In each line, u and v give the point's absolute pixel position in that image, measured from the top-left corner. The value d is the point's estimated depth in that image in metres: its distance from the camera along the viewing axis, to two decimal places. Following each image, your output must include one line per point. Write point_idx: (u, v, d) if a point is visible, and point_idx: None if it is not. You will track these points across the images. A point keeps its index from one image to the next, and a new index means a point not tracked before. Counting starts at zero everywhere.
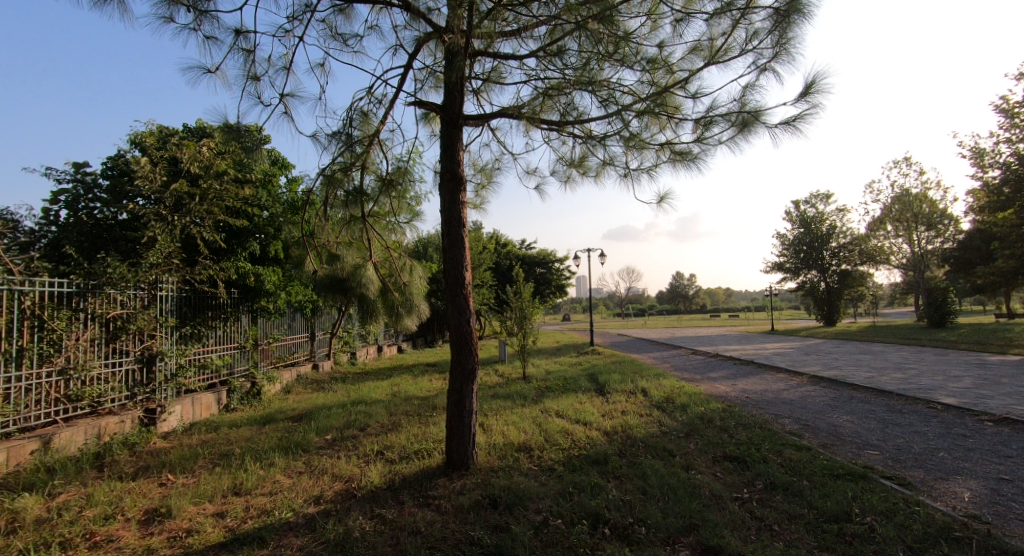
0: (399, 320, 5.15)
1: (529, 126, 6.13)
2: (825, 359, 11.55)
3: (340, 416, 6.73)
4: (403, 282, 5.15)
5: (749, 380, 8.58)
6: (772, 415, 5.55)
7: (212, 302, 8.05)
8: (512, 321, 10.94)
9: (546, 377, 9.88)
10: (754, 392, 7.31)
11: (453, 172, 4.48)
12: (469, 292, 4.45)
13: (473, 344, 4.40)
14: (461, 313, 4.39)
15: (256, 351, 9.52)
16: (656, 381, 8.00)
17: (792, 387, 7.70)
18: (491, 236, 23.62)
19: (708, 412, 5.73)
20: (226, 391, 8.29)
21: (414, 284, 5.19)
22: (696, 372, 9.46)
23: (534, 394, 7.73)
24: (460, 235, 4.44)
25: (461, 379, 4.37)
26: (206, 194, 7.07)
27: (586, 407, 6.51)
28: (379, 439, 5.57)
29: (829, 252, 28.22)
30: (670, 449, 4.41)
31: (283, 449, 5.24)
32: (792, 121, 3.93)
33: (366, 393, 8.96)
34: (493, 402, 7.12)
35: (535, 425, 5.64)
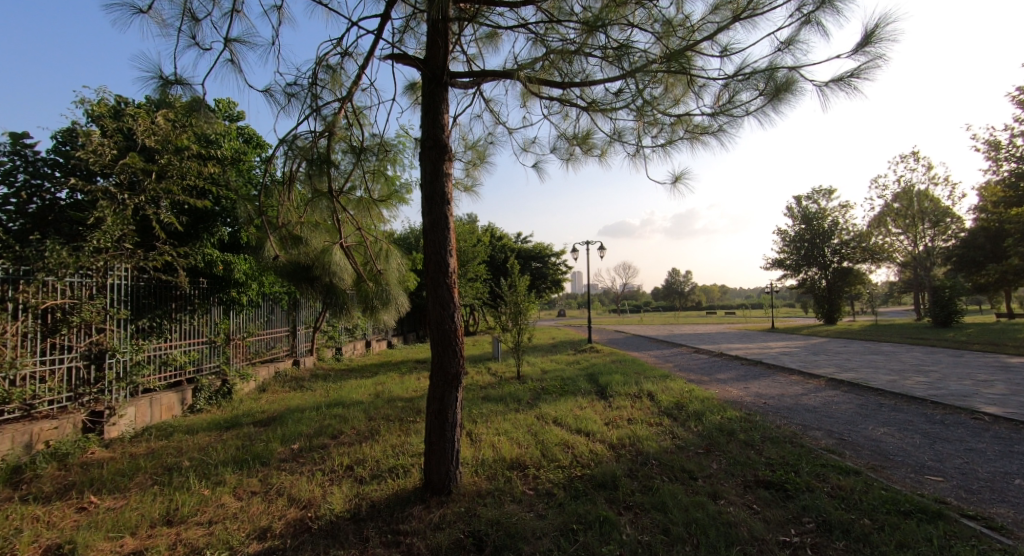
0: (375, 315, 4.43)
1: (527, 97, 5.44)
2: (837, 360, 10.92)
3: (311, 421, 6.01)
4: (379, 271, 4.42)
5: (761, 382, 7.94)
6: (799, 426, 4.89)
7: (174, 291, 7.30)
8: (506, 316, 10.24)
9: (541, 376, 9.20)
10: (770, 397, 6.65)
11: (435, 138, 3.74)
12: (454, 281, 3.74)
13: (457, 344, 3.70)
14: (445, 307, 3.68)
15: (229, 347, 8.80)
16: (661, 384, 7.33)
17: (811, 391, 7.06)
18: (486, 230, 22.94)
19: (726, 421, 5.06)
20: (192, 390, 7.58)
21: (391, 273, 4.47)
22: (703, 374, 8.80)
23: (528, 397, 7.03)
24: (443, 214, 3.72)
25: (443, 384, 3.67)
26: (164, 170, 6.32)
27: (587, 413, 5.84)
28: (351, 450, 4.86)
29: (831, 249, 27.67)
30: (689, 469, 3.75)
31: (237, 463, 4.52)
32: (848, 77, 3.23)
33: (347, 393, 8.24)
34: (484, 406, 6.44)
35: (530, 436, 4.95)
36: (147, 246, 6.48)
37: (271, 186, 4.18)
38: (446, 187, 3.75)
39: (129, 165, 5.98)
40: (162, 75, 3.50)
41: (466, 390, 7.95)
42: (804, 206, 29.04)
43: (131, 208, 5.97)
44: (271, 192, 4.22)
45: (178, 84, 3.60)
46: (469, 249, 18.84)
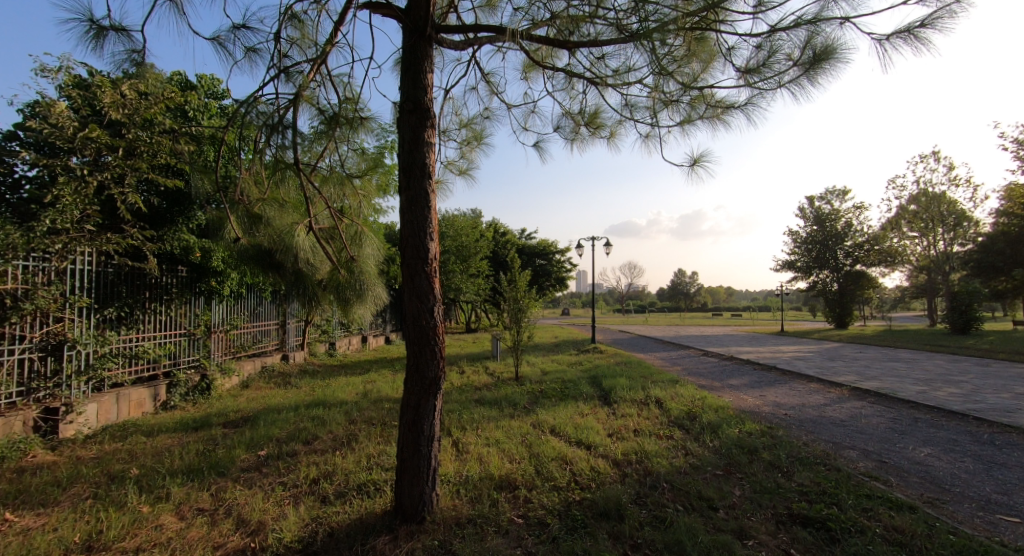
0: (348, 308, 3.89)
1: (529, 69, 4.90)
2: (855, 367, 10.30)
3: (285, 425, 5.46)
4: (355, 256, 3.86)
5: (778, 390, 7.34)
6: (830, 444, 4.29)
7: (147, 279, 6.81)
8: (505, 313, 9.70)
9: (541, 377, 8.64)
10: (790, 407, 6.05)
11: (415, 101, 3.17)
12: (434, 270, 3.18)
13: (436, 344, 3.14)
14: (424, 298, 3.14)
15: (210, 339, 8.29)
16: (670, 389, 6.74)
17: (835, 401, 6.45)
18: (489, 225, 22.36)
19: (746, 436, 4.48)
20: (166, 385, 7.08)
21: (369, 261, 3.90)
22: (714, 380, 8.19)
23: (525, 402, 6.45)
24: (424, 190, 3.16)
25: (418, 391, 3.12)
26: (133, 146, 5.78)
27: (589, 422, 5.26)
28: (323, 461, 4.31)
29: (844, 252, 26.90)
30: (708, 496, 3.17)
31: (189, 473, 3.97)
32: (917, 27, 2.66)
33: (332, 392, 7.71)
34: (475, 410, 5.89)
35: (523, 449, 4.38)
36: (112, 229, 5.94)
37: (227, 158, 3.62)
38: (428, 159, 3.19)
39: (92, 139, 5.43)
40: (92, 18, 2.94)
41: (459, 392, 7.40)
42: (817, 207, 28.25)
43: (94, 185, 5.42)
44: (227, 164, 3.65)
45: (113, 31, 3.04)
46: (471, 245, 18.30)
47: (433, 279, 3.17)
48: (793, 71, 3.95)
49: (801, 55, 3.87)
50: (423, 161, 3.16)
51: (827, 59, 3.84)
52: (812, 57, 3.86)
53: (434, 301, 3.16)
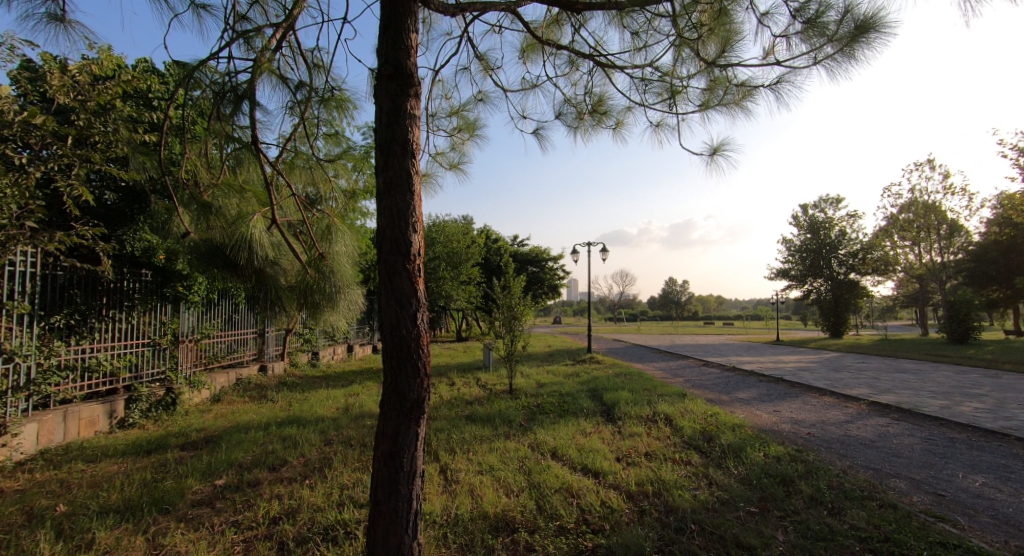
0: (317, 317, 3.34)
1: (530, 51, 4.42)
2: (863, 378, 9.85)
3: (252, 447, 4.84)
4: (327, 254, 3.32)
5: (791, 404, 6.85)
6: (870, 471, 3.78)
7: (105, 284, 6.21)
8: (498, 321, 9.15)
9: (537, 390, 8.08)
10: (811, 425, 5.55)
11: (396, 65, 2.63)
12: (418, 268, 2.63)
13: (419, 358, 2.58)
14: (407, 302, 2.58)
15: (178, 350, 7.62)
16: (678, 405, 6.22)
17: (856, 418, 5.95)
18: (480, 232, 21.84)
19: (773, 461, 3.96)
20: (125, 401, 6.42)
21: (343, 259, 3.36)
22: (721, 393, 7.70)
23: (521, 419, 5.88)
24: (405, 171, 2.61)
25: (397, 415, 2.55)
26: (85, 135, 5.17)
27: (594, 443, 4.72)
28: (288, 493, 3.69)
29: (838, 260, 26.71)
30: (749, 545, 2.63)
31: (125, 511, 3.34)
32: None
33: (309, 407, 7.08)
34: (466, 429, 5.31)
35: (521, 478, 3.81)
36: (59, 228, 5.31)
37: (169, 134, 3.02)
38: (412, 134, 2.64)
39: (36, 125, 4.73)
40: None
41: (448, 407, 6.81)
42: (811, 215, 28.08)
43: (37, 177, 4.72)
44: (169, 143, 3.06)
45: None
46: (462, 251, 17.75)
47: (417, 279, 2.62)
48: (828, 47, 3.49)
49: (840, 28, 3.41)
50: (406, 136, 2.62)
51: (868, 33, 3.37)
52: (850, 32, 3.40)
53: (417, 307, 2.61)
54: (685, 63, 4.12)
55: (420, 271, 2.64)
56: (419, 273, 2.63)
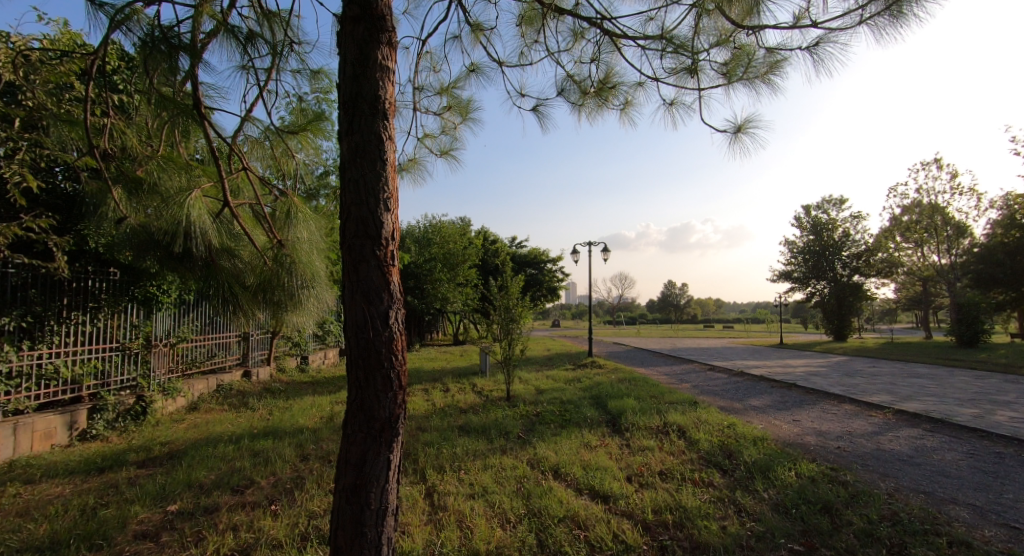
0: (278, 317, 2.85)
1: (529, 22, 3.95)
2: (878, 384, 9.36)
3: (217, 466, 4.30)
4: (289, 240, 2.81)
5: (810, 413, 6.37)
6: (922, 494, 3.28)
7: (65, 283, 5.70)
8: (495, 324, 8.63)
9: (536, 397, 7.58)
10: (837, 437, 5.05)
11: (364, 5, 2.14)
12: (391, 254, 2.13)
13: (392, 366, 2.08)
14: (377, 299, 2.07)
15: (151, 354, 7.10)
16: (690, 414, 5.72)
17: (884, 428, 5.46)
18: (478, 234, 21.42)
19: (809, 481, 3.46)
20: (88, 410, 5.90)
21: (307, 245, 2.85)
22: (733, 401, 7.20)
23: (519, 431, 5.35)
24: (375, 136, 2.11)
25: (364, 438, 2.04)
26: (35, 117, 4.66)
27: (601, 460, 4.21)
28: (247, 522, 3.18)
29: (841, 262, 26.28)
30: None
31: (49, 549, 2.82)
32: None
33: (291, 416, 6.56)
34: (459, 443, 4.81)
35: (518, 503, 3.31)
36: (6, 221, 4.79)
37: (90, 94, 2.51)
38: (384, 90, 2.14)
39: None
40: None
41: (440, 417, 6.30)
42: (814, 216, 27.67)
43: None
44: (90, 105, 2.55)
45: None
46: (458, 252, 17.28)
47: (390, 270, 2.12)
48: (872, 6, 3.01)
49: None
50: (376, 92, 2.12)
51: None
52: None
53: (390, 304, 2.11)
54: (703, 33, 3.64)
55: (394, 259, 2.14)
56: (392, 262, 2.12)
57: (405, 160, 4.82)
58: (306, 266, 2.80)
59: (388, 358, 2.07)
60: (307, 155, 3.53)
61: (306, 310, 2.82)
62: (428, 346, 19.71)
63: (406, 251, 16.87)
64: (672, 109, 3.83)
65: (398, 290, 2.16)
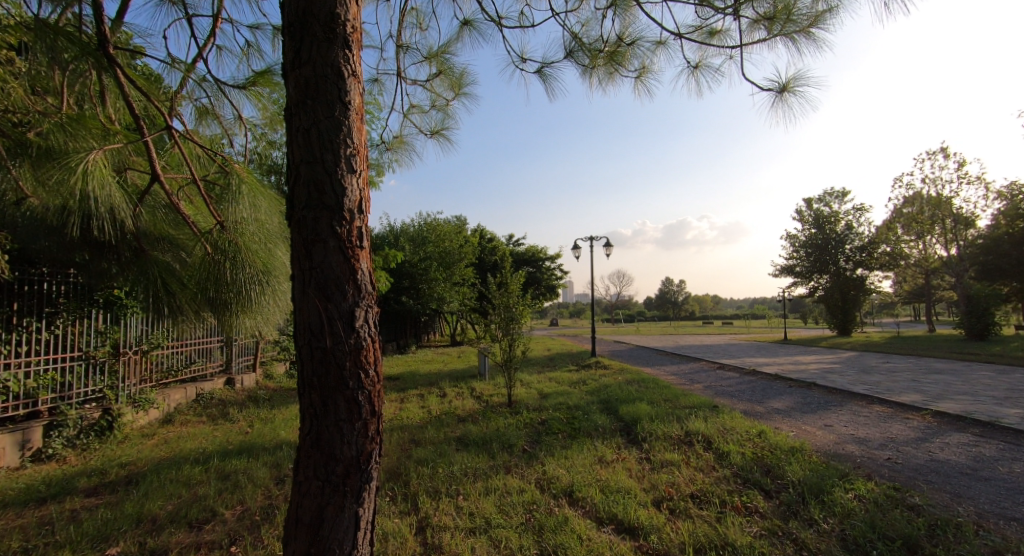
0: (225, 320, 2.27)
1: None
2: (900, 381, 8.83)
3: (177, 494, 3.73)
4: (234, 220, 2.22)
5: (840, 416, 5.84)
6: (1015, 521, 2.74)
7: (14, 286, 5.09)
8: (493, 324, 8.07)
9: (540, 402, 7.03)
10: (881, 445, 4.52)
11: None
12: (358, 230, 1.55)
13: (360, 386, 1.50)
14: (337, 293, 1.49)
15: (121, 364, 6.51)
16: (711, 421, 5.18)
17: (929, 433, 4.93)
18: (475, 232, 20.96)
19: (874, 505, 2.90)
20: (43, 428, 5.30)
21: (257, 227, 2.26)
22: (753, 403, 6.66)
23: (524, 444, 4.78)
24: (333, 67, 1.53)
25: (322, 487, 1.47)
26: None
27: (621, 480, 3.65)
28: None
29: (844, 256, 25.84)
30: None
31: None
32: None
33: (273, 429, 5.98)
34: (457, 459, 4.24)
35: (529, 540, 2.75)
36: None
37: None
38: (344, 7, 1.58)
39: None
40: None
41: (436, 428, 5.74)
42: (815, 210, 27.23)
43: None
44: None
45: None
46: (454, 250, 16.70)
47: (356, 253, 1.54)
48: None
49: None
50: (333, 10, 1.56)
51: None
52: None
53: (357, 301, 1.53)
54: None
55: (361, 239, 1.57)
56: (360, 243, 1.55)
57: (390, 138, 4.26)
58: (254, 253, 2.21)
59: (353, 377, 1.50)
60: (265, 121, 2.95)
61: (258, 310, 2.24)
62: (426, 347, 19.13)
63: (400, 250, 16.28)
64: (695, 75, 3.30)
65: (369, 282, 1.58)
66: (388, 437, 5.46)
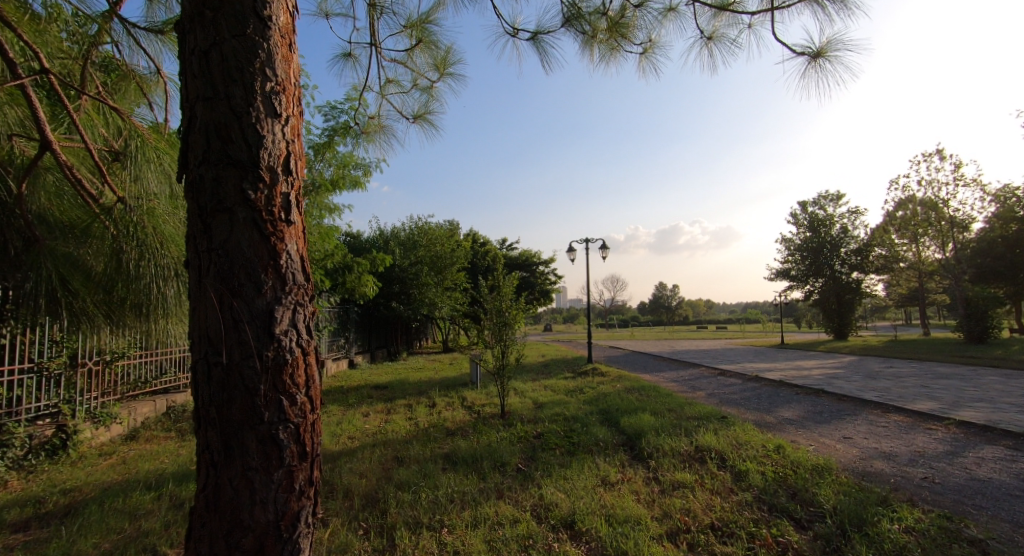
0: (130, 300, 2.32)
1: None
2: (911, 387, 8.44)
3: (119, 527, 3.24)
4: (141, 194, 2.32)
5: (857, 427, 5.44)
6: None
7: None
8: (485, 330, 7.63)
9: (535, 413, 6.58)
10: (909, 460, 4.10)
11: None
12: (277, 195, 1.36)
13: (276, 376, 1.31)
14: (252, 289, 1.30)
15: (80, 376, 5.96)
16: (720, 433, 4.78)
17: (958, 446, 4.52)
18: (467, 236, 20.55)
19: (930, 543, 2.46)
20: None
21: (165, 203, 2.40)
22: (761, 413, 6.25)
23: (518, 462, 4.34)
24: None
25: (227, 487, 1.27)
26: None
27: (628, 506, 3.19)
28: None
29: (839, 259, 25.65)
30: None
31: None
32: None
33: None
34: (442, 482, 3.76)
35: None
36: None
37: None
38: None
39: None
40: None
41: (423, 443, 5.27)
42: (811, 213, 27.03)
43: None
44: None
45: None
46: (446, 255, 16.24)
47: (279, 240, 1.35)
48: None
49: None
50: None
51: None
52: None
53: (273, 282, 1.33)
54: None
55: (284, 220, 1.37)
56: (283, 228, 1.35)
57: (364, 118, 3.82)
58: (166, 235, 2.31)
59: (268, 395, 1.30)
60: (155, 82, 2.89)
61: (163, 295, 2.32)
62: (417, 354, 18.60)
63: (390, 254, 15.77)
64: None
65: (295, 276, 1.39)
66: (369, 453, 4.98)
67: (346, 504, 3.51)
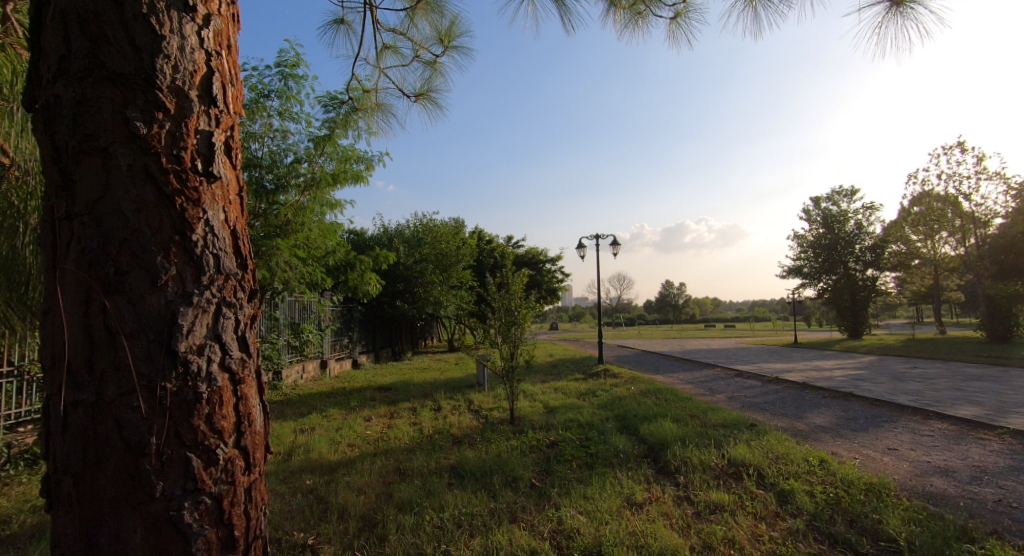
0: None
1: None
2: (943, 391, 7.94)
3: None
4: None
5: (899, 436, 5.00)
6: None
7: None
8: (492, 329, 7.21)
9: (546, 418, 6.18)
10: (970, 477, 3.66)
11: None
12: (174, 146, 1.41)
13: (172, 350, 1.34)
14: (146, 285, 1.33)
15: None
16: (752, 444, 4.36)
17: (1019, 459, 4.08)
18: (472, 233, 20.17)
19: None
20: None
21: None
22: (790, 419, 5.81)
23: (531, 476, 3.93)
24: None
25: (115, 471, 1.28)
26: None
27: (663, 535, 2.78)
28: None
29: (854, 256, 25.03)
30: None
31: None
32: None
33: None
34: (449, 502, 3.36)
35: None
36: None
37: None
38: None
39: None
40: None
41: (427, 452, 4.89)
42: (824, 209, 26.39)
43: None
44: None
45: None
46: (451, 252, 15.85)
47: (188, 204, 1.41)
48: None
49: None
50: None
51: None
52: None
53: (174, 254, 1.37)
54: None
55: (196, 165, 1.45)
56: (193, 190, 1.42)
57: (359, 91, 3.47)
58: None
59: (171, 432, 1.33)
60: None
61: None
62: (421, 354, 18.20)
63: (394, 251, 15.35)
64: None
65: (213, 262, 1.45)
66: (369, 464, 4.59)
67: (340, 528, 3.11)
